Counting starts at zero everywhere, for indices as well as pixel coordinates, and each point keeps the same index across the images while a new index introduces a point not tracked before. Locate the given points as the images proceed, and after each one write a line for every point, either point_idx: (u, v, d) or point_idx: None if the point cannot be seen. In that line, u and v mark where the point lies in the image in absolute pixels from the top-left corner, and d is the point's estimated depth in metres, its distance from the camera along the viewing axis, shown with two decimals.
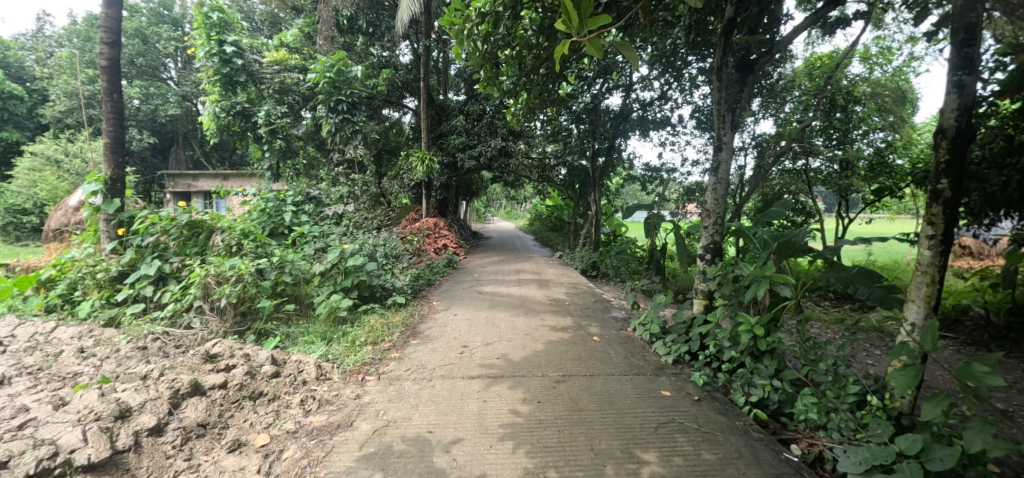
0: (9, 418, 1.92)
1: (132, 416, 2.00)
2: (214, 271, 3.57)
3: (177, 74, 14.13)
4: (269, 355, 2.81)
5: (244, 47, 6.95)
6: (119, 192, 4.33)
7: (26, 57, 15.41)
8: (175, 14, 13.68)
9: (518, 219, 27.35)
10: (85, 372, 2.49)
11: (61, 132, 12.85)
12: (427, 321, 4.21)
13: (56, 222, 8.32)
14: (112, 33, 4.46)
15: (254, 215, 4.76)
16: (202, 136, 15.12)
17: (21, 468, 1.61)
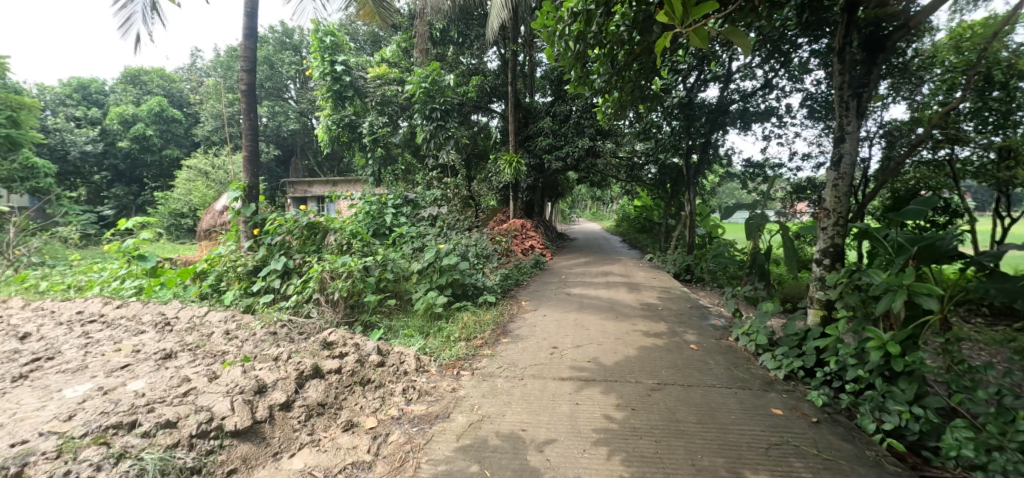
0: (176, 385, 2.27)
1: (268, 392, 2.27)
2: (329, 267, 3.94)
3: (297, 94, 15.87)
4: (375, 345, 3.03)
5: (351, 65, 7.62)
6: (255, 198, 5.00)
7: (183, 87, 18.37)
8: (295, 41, 15.38)
9: (605, 221, 26.70)
10: (231, 351, 2.89)
11: (209, 148, 15.14)
12: (517, 321, 4.27)
13: (207, 223, 9.83)
14: (249, 61, 5.17)
15: (360, 217, 5.17)
16: (316, 147, 16.83)
17: (187, 427, 1.88)
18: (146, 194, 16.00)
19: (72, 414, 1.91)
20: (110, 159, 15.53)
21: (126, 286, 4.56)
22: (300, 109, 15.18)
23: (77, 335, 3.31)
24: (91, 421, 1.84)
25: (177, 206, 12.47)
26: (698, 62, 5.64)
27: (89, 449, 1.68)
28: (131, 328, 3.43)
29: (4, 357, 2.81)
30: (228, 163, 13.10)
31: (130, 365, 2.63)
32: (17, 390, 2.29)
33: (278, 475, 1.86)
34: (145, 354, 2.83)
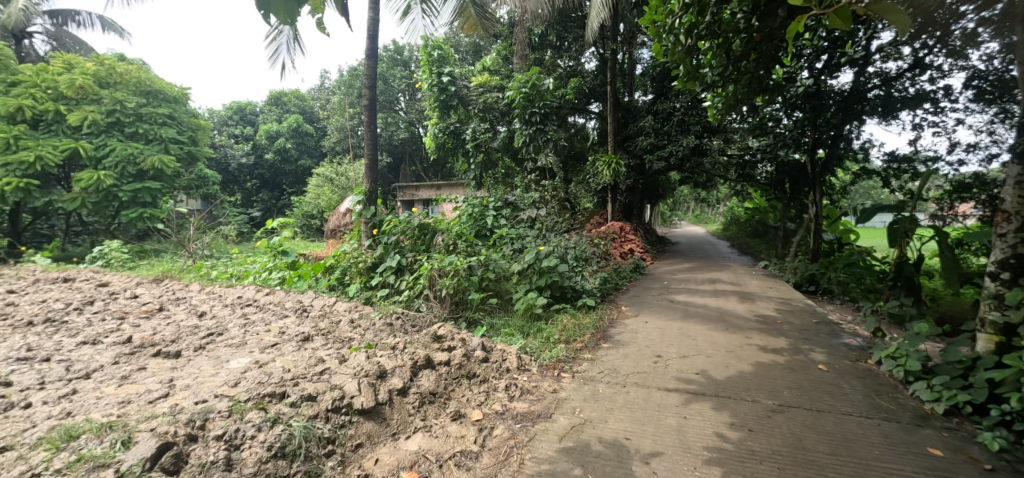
0: (314, 365, 2.58)
1: (387, 377, 2.48)
2: (437, 265, 4.19)
3: (406, 105, 16.96)
4: (479, 341, 3.16)
5: (456, 75, 8.03)
6: (374, 200, 5.47)
7: (315, 104, 20.86)
8: (405, 57, 16.60)
9: (710, 224, 24.84)
10: (355, 338, 3.21)
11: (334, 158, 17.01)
12: (617, 326, 4.16)
13: (332, 224, 11.05)
14: (370, 77, 5.70)
15: (463, 218, 5.40)
16: (423, 153, 18.00)
17: (325, 402, 2.11)
18: (285, 198, 18.47)
19: (237, 383, 2.26)
20: (259, 169, 18.22)
21: (273, 276, 5.32)
22: (409, 118, 16.30)
23: (238, 316, 3.93)
24: (252, 388, 2.15)
25: (308, 208, 14.19)
26: (830, 44, 4.98)
27: (252, 411, 1.95)
28: (277, 312, 3.99)
29: (189, 331, 3.44)
30: (350, 170, 14.49)
31: (278, 344, 3.05)
32: (198, 358, 2.78)
33: (396, 454, 2.02)
34: (288, 335, 3.26)
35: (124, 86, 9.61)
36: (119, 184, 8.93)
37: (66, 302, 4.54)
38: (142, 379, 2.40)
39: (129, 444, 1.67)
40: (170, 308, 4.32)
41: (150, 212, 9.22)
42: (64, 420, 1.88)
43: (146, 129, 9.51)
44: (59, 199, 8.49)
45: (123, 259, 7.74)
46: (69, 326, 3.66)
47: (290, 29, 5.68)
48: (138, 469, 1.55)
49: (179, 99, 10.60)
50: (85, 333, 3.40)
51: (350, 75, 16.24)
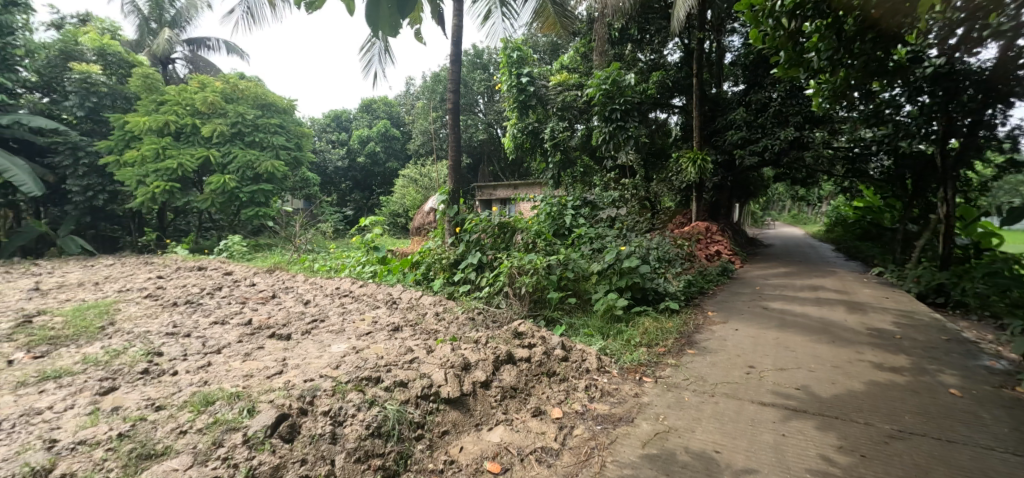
0: (404, 353, 2.74)
1: (471, 370, 2.56)
2: (517, 263, 4.25)
3: (485, 107, 17.34)
4: (559, 340, 3.15)
5: (534, 75, 8.04)
6: (457, 199, 5.67)
7: (401, 110, 22.09)
8: (484, 60, 16.91)
9: (811, 225, 22.50)
10: (440, 331, 3.37)
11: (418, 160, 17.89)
12: (704, 332, 3.93)
13: (417, 222, 11.62)
14: (455, 81, 5.92)
15: (542, 217, 5.41)
16: (501, 154, 18.28)
17: (415, 389, 2.24)
18: (374, 198, 19.82)
19: (338, 365, 2.48)
20: (352, 172, 19.73)
21: (366, 270, 5.73)
22: (487, 119, 16.64)
23: (337, 305, 4.30)
24: (351, 372, 2.34)
25: (395, 207, 15.11)
26: (971, 14, 4.27)
27: (352, 392, 2.12)
28: (370, 303, 4.30)
29: (297, 316, 3.83)
30: (433, 171, 15.13)
31: (372, 332, 3.29)
32: (305, 341, 3.09)
33: (480, 444, 2.09)
34: (380, 325, 3.50)
35: (244, 100, 10.91)
36: (240, 185, 10.15)
37: (200, 287, 5.28)
38: (261, 357, 2.71)
39: (253, 412, 1.90)
40: (281, 296, 4.85)
41: (263, 210, 10.38)
42: (203, 387, 2.18)
43: (261, 137, 10.70)
44: (195, 199, 9.86)
45: (242, 250, 8.82)
46: (203, 308, 4.25)
47: (381, 41, 6.08)
48: (262, 434, 1.74)
49: (288, 110, 11.80)
50: (215, 315, 3.93)
51: (433, 80, 16.92)
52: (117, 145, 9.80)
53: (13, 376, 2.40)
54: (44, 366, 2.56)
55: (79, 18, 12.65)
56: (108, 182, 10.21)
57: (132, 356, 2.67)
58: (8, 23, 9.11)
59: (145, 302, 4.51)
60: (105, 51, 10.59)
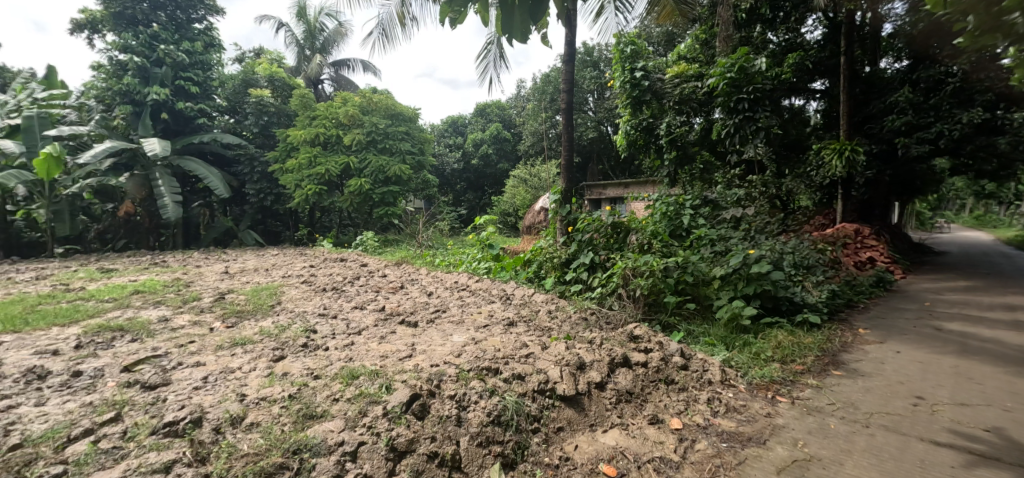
0: (519, 348, 2.83)
1: (586, 370, 2.55)
2: (631, 264, 4.08)
3: (595, 105, 16.71)
4: (679, 347, 2.99)
5: (649, 68, 7.18)
6: (568, 199, 5.61)
7: (512, 112, 22.64)
8: (594, 57, 16.29)
9: (1008, 229, 17.91)
10: (553, 329, 3.41)
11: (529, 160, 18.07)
12: (852, 352, 3.40)
13: (528, 220, 11.70)
14: (568, 81, 5.84)
15: (656, 218, 5.03)
16: (613, 152, 17.55)
17: (531, 383, 2.30)
18: (486, 198, 20.68)
19: (459, 354, 2.65)
20: (467, 173, 20.81)
21: (481, 266, 6.00)
22: (597, 117, 16.17)
23: (456, 298, 4.58)
24: (472, 361, 2.49)
25: (506, 207, 15.59)
26: None
27: (474, 381, 2.25)
28: (486, 298, 4.51)
29: (422, 306, 4.17)
30: (542, 171, 15.22)
31: (488, 325, 3.46)
32: (429, 329, 3.36)
33: (594, 445, 2.06)
34: (496, 319, 3.66)
35: (377, 111, 12.14)
36: (373, 187, 11.33)
37: (343, 276, 6.03)
38: (393, 341, 3.00)
39: (390, 389, 2.11)
40: (407, 287, 5.33)
41: (391, 210, 11.49)
42: (349, 363, 2.49)
43: (391, 144, 11.83)
44: (338, 200, 11.28)
45: (375, 244, 9.88)
46: (346, 294, 4.86)
47: (497, 47, 6.31)
48: (398, 410, 1.93)
49: (413, 118, 12.86)
50: (355, 301, 4.46)
51: (543, 81, 16.91)
52: (282, 155, 11.63)
53: (215, 340, 2.99)
54: (234, 335, 3.15)
55: (254, 51, 15.25)
56: (275, 186, 12.17)
57: (295, 332, 3.16)
58: (208, 61, 11.37)
59: (302, 287, 5.29)
60: (274, 77, 12.62)
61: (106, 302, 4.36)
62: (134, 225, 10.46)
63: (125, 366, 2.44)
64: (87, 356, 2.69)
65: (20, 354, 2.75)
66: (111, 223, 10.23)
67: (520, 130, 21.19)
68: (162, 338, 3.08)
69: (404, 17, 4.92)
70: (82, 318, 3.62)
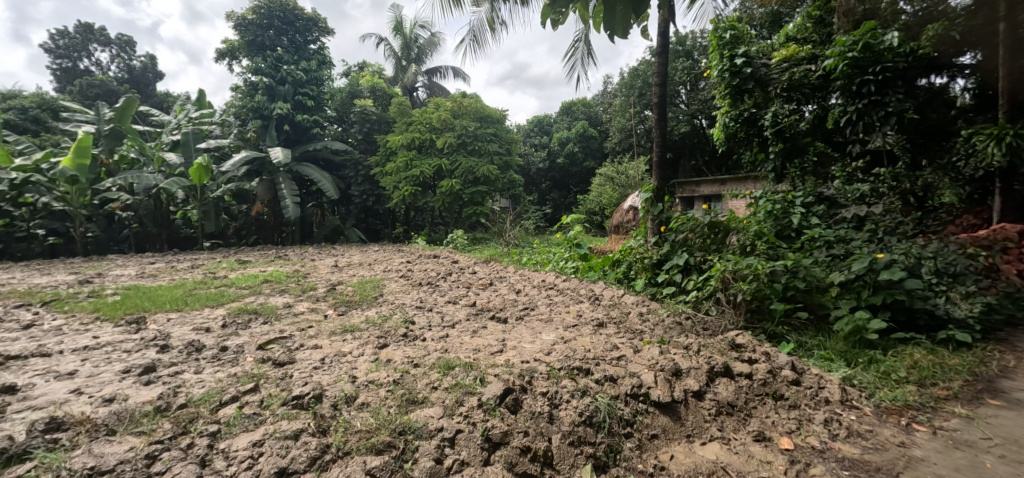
0: (610, 349, 2.78)
1: (682, 377, 2.43)
2: (731, 267, 3.79)
3: (688, 97, 15.36)
4: (789, 360, 2.72)
5: (754, 54, 6.34)
6: (661, 197, 5.24)
7: (598, 109, 22.08)
8: (687, 46, 15.05)
9: None
10: (645, 332, 3.29)
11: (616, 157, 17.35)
12: (1016, 379, 2.84)
13: (616, 220, 11.29)
14: (662, 73, 5.45)
15: (761, 216, 4.52)
16: (709, 147, 16.10)
17: (624, 387, 2.24)
18: (572, 197, 20.47)
19: (549, 352, 2.67)
20: (552, 172, 20.78)
21: (568, 266, 5.94)
22: (690, 109, 15.04)
23: (544, 296, 4.61)
24: (563, 359, 2.50)
25: (592, 206, 15.31)
26: None
27: (565, 379, 2.26)
28: (574, 298, 4.49)
29: (510, 303, 4.25)
30: (630, 169, 14.57)
31: (577, 325, 3.43)
32: (519, 326, 3.42)
33: (692, 457, 1.96)
34: (585, 319, 3.61)
35: (468, 115, 12.58)
36: (462, 188, 11.77)
37: (437, 271, 6.38)
38: (484, 336, 3.10)
39: (484, 382, 2.20)
40: (496, 283, 5.49)
41: (479, 209, 11.87)
42: (445, 354, 2.63)
43: (479, 145, 12.19)
44: (430, 200, 11.91)
45: (464, 242, 10.28)
46: (439, 288, 5.13)
47: (585, 44, 6.21)
48: (493, 402, 2.00)
49: (501, 120, 13.06)
50: (448, 295, 4.68)
51: (630, 75, 16.18)
52: (382, 159, 12.57)
53: (329, 326, 3.33)
54: (344, 322, 3.47)
55: (359, 65, 16.65)
56: (376, 187, 13.18)
57: (396, 322, 3.40)
58: (321, 77, 12.65)
59: (401, 281, 5.69)
60: (376, 87, 13.68)
61: (243, 289, 5.06)
62: (263, 222, 12.17)
63: (260, 344, 2.81)
64: (230, 334, 3.14)
65: (183, 329, 3.30)
66: (245, 221, 11.96)
67: (606, 127, 20.56)
68: (287, 322, 3.51)
69: (494, 21, 5.05)
70: (226, 301, 4.24)
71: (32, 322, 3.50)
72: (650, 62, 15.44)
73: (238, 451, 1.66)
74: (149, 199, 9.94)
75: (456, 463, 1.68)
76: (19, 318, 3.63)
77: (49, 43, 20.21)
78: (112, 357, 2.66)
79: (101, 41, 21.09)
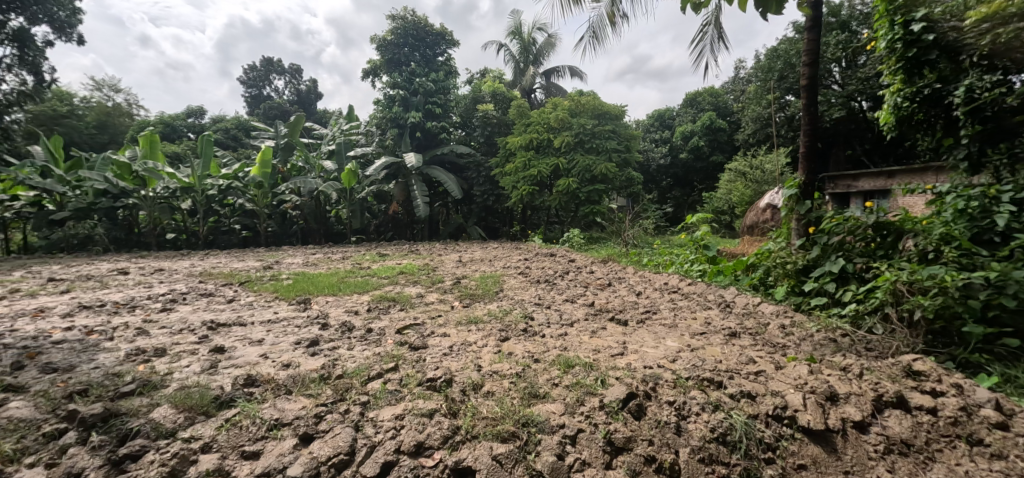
0: (747, 363, 2.54)
1: (839, 403, 2.12)
2: (906, 278, 3.14)
3: (843, 77, 13.15)
4: (992, 397, 2.18)
5: (940, 17, 4.52)
6: (811, 193, 4.48)
7: (728, 98, 20.08)
8: (843, 17, 12.89)
9: None
10: (789, 347, 2.93)
11: (749, 150, 15.62)
12: None
13: (751, 220, 10.18)
14: (812, 52, 4.73)
15: (948, 215, 3.49)
16: (871, 133, 13.53)
17: (764, 405, 2.03)
18: (696, 195, 19.05)
19: (674, 359, 2.54)
20: (674, 168, 19.58)
21: (694, 269, 5.53)
22: (846, 91, 12.83)
23: (667, 300, 4.37)
24: (690, 368, 2.35)
25: (721, 204, 14.03)
26: None
27: (694, 390, 2.13)
28: (702, 303, 4.17)
29: (630, 305, 4.12)
30: (767, 162, 12.97)
31: (706, 333, 3.18)
32: (641, 329, 3.29)
33: None
34: (714, 327, 3.33)
35: (585, 112, 12.32)
36: (579, 186, 11.64)
37: (554, 270, 6.44)
38: (604, 337, 3.04)
39: (605, 383, 2.16)
40: (615, 284, 5.34)
41: (596, 208, 11.66)
42: (564, 352, 2.64)
43: (598, 143, 11.79)
44: (548, 199, 12.04)
45: (581, 241, 10.22)
46: (557, 287, 5.18)
47: (715, 28, 5.71)
48: (615, 405, 1.95)
49: (620, 116, 12.58)
50: (565, 294, 4.70)
51: (768, 57, 14.40)
52: (502, 160, 13.06)
53: (456, 316, 3.58)
54: (469, 314, 3.69)
55: (481, 72, 17.50)
56: (496, 187, 13.74)
57: (516, 317, 3.52)
58: (448, 86, 13.60)
59: (519, 277, 5.86)
60: (496, 92, 14.22)
61: (383, 278, 5.70)
62: (398, 220, 13.54)
63: (399, 329, 3.13)
64: (373, 318, 3.56)
65: (338, 311, 3.82)
66: (384, 219, 13.51)
67: (737, 117, 18.67)
68: (420, 310, 3.86)
69: (614, 15, 4.90)
70: (370, 289, 4.80)
71: (233, 298, 4.36)
72: (794, 41, 13.55)
73: (384, 421, 1.87)
74: (311, 200, 11.64)
75: (577, 462, 1.67)
76: (224, 295, 4.56)
77: (243, 76, 24.96)
78: (287, 330, 3.19)
79: (278, 71, 25.39)
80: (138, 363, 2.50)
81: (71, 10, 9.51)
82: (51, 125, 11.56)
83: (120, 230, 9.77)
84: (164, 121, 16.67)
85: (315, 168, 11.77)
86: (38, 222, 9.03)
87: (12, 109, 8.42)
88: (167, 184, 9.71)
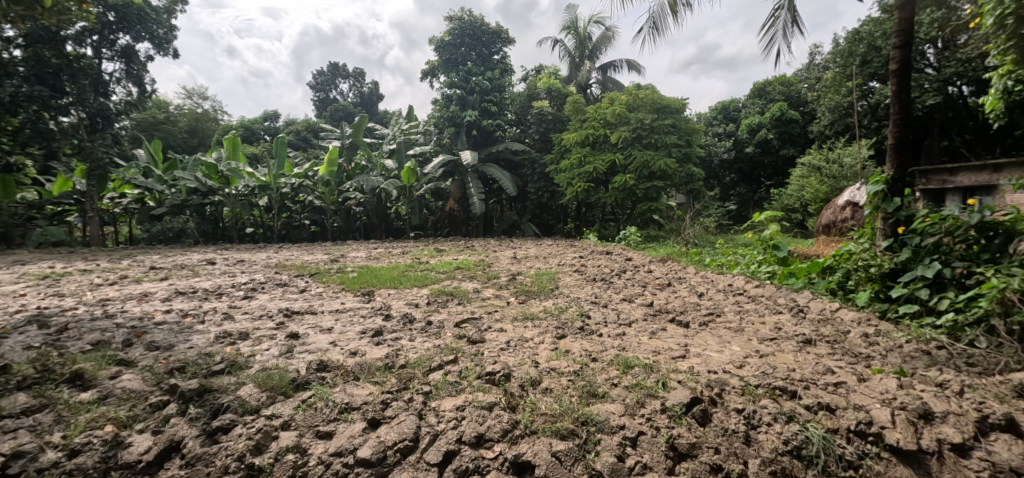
0: (824, 373, 2.36)
1: (935, 422, 1.93)
2: (1019, 285, 2.78)
3: (938, 60, 11.78)
4: None
5: None
6: (900, 191, 4.05)
7: (802, 86, 18.62)
8: None
9: None
10: (874, 358, 2.69)
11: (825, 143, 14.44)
12: None
13: (827, 218, 9.42)
14: (904, 34, 4.26)
15: None
16: (972, 121, 12.07)
17: (845, 420, 1.89)
18: (764, 191, 17.95)
19: (742, 365, 2.41)
20: (740, 163, 18.63)
21: (762, 270, 5.18)
22: (942, 74, 11.52)
23: (732, 302, 4.16)
24: (760, 376, 2.23)
25: (792, 202, 13.10)
26: None
27: (765, 399, 2.02)
28: (771, 307, 3.94)
29: (692, 306, 3.96)
30: (846, 156, 11.93)
31: (776, 339, 2.99)
32: (704, 332, 3.15)
33: None
34: (786, 333, 3.13)
35: (643, 107, 11.76)
36: (637, 183, 11.32)
37: (610, 268, 6.32)
38: (664, 339, 2.94)
39: (667, 386, 2.10)
40: (675, 284, 5.15)
41: (654, 205, 11.28)
42: (622, 352, 2.59)
43: (657, 138, 11.28)
44: (603, 196, 11.83)
45: (638, 239, 9.91)
46: (613, 285, 5.09)
47: (789, 11, 5.32)
48: (678, 410, 1.89)
49: (680, 109, 12.05)
50: (622, 293, 4.61)
51: (849, 40, 13.18)
52: (557, 157, 12.96)
53: (512, 312, 3.60)
54: (525, 310, 3.72)
55: (537, 68, 17.45)
56: (552, 184, 13.67)
57: (572, 314, 3.50)
58: (503, 83, 13.67)
59: (575, 275, 5.84)
60: (552, 88, 14.13)
61: (441, 273, 5.87)
62: (454, 216, 13.76)
63: (457, 322, 3.21)
64: (433, 311, 3.68)
65: (399, 303, 3.99)
66: (441, 215, 13.82)
67: (812, 107, 17.28)
68: (477, 304, 3.94)
69: (676, 5, 4.72)
70: (429, 283, 4.95)
71: (304, 288, 4.68)
72: (881, 22, 12.27)
73: (446, 411, 1.93)
74: (373, 197, 12.18)
75: (638, 465, 1.63)
76: (298, 285, 4.90)
77: (312, 80, 26.56)
78: (354, 319, 3.38)
79: (343, 75, 26.79)
80: (226, 345, 2.74)
81: (169, 27, 10.54)
82: (152, 130, 12.94)
83: (208, 224, 10.75)
84: (244, 125, 18.11)
85: (378, 167, 12.31)
86: (141, 217, 10.12)
87: (121, 118, 9.48)
88: (247, 183, 10.57)
